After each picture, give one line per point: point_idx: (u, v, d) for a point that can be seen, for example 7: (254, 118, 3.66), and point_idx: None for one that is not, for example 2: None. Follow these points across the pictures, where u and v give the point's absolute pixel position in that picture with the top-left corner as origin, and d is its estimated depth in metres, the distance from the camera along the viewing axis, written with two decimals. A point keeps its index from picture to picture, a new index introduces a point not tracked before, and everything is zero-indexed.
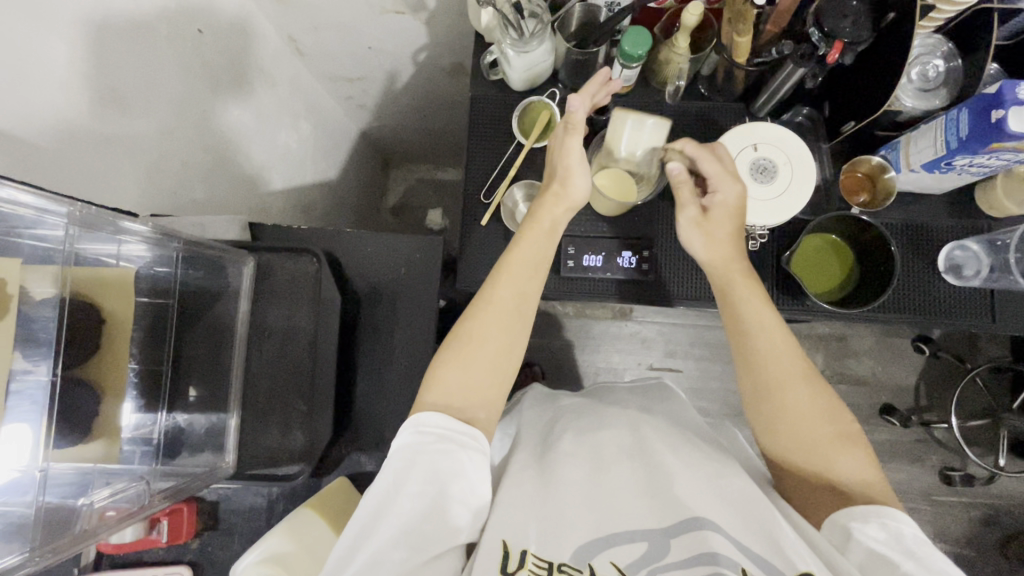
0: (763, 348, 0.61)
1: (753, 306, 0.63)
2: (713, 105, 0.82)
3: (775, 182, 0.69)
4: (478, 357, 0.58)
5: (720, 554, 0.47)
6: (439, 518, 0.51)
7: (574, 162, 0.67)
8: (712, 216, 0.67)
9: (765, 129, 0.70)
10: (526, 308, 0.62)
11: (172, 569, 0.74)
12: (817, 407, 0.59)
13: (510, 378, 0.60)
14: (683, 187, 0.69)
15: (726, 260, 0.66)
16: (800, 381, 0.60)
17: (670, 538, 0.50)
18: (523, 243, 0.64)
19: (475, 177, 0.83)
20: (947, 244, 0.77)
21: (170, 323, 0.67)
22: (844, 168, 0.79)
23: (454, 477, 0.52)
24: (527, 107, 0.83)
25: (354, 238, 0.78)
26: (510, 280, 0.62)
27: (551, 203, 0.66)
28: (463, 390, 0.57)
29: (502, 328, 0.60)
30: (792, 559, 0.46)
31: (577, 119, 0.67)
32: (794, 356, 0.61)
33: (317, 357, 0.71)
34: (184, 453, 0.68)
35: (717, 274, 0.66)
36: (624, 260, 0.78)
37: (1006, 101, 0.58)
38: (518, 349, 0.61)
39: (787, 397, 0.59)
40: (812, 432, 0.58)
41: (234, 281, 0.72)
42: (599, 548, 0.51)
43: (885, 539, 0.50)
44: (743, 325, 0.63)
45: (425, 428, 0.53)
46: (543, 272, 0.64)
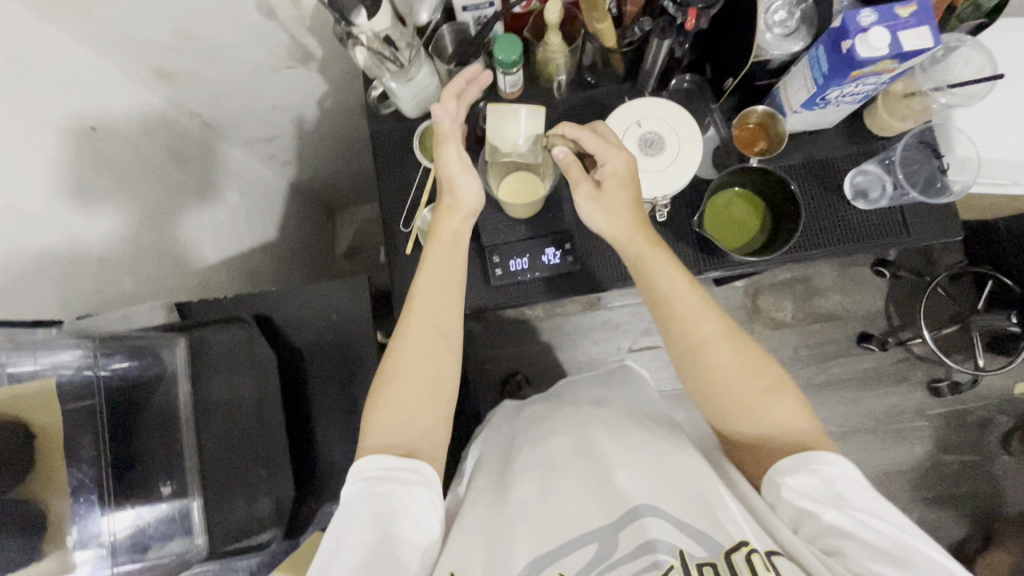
0: (681, 310, 0.62)
1: (664, 272, 0.64)
2: (602, 90, 0.84)
3: (665, 152, 0.71)
4: (410, 385, 0.59)
5: (658, 541, 0.49)
6: (387, 559, 0.50)
7: (455, 170, 0.67)
8: (606, 187, 0.67)
9: (649, 104, 0.72)
10: (445, 326, 0.62)
11: None
12: (740, 362, 0.59)
13: (448, 398, 0.61)
14: (573, 168, 0.69)
15: (628, 232, 0.66)
16: (720, 341, 0.60)
17: (617, 532, 0.51)
18: (430, 263, 0.65)
19: (392, 209, 0.84)
20: (848, 170, 0.80)
21: (104, 423, 0.66)
22: (736, 122, 0.81)
23: (397, 516, 0.52)
24: (423, 134, 0.84)
25: (283, 295, 0.78)
26: (421, 304, 0.62)
27: (447, 215, 0.68)
28: (401, 422, 0.57)
29: (429, 352, 0.60)
30: (729, 531, 0.48)
31: (445, 129, 0.67)
32: (710, 314, 0.61)
33: (265, 420, 0.71)
34: (153, 545, 0.68)
35: (626, 246, 0.67)
36: (548, 257, 0.79)
37: (851, 32, 0.61)
38: (451, 366, 0.61)
39: (712, 358, 0.59)
40: (740, 389, 0.58)
41: (169, 365, 0.72)
42: (550, 559, 0.51)
43: (814, 489, 0.52)
44: (658, 292, 0.64)
45: (364, 475, 0.54)
46: (456, 288, 0.65)
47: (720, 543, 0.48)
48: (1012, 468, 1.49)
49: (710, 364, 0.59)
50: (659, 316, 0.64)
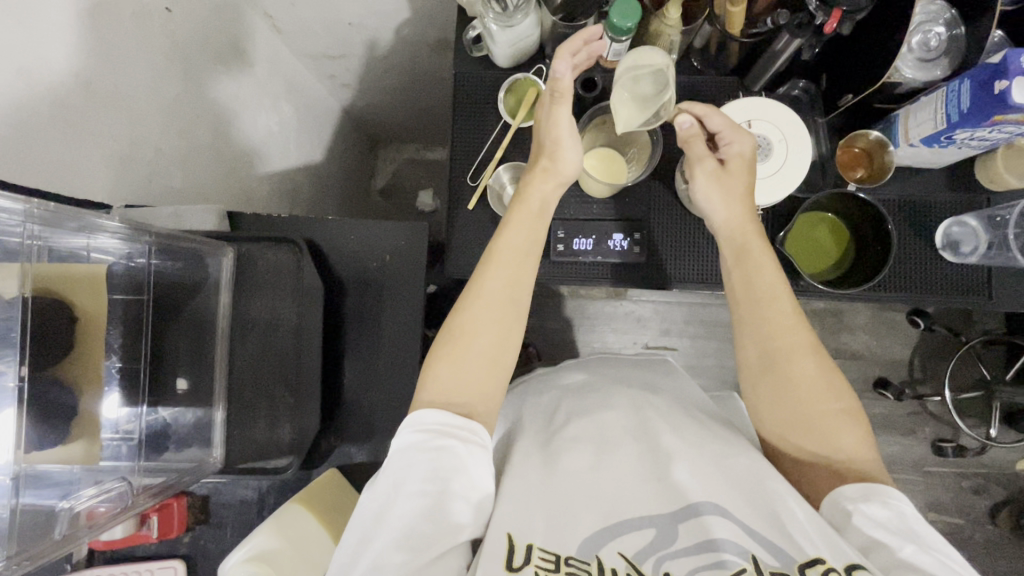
0: (774, 315, 0.60)
1: (763, 272, 0.62)
2: (707, 79, 0.79)
3: (772, 159, 0.67)
4: (473, 351, 0.59)
5: (722, 539, 0.50)
6: (447, 512, 0.51)
7: (562, 134, 0.68)
8: (730, 167, 0.65)
9: (759, 104, 0.68)
10: (518, 294, 0.62)
11: (164, 564, 0.70)
12: (820, 376, 0.58)
13: (508, 365, 0.61)
14: (695, 142, 0.67)
15: (740, 222, 0.64)
16: (807, 352, 0.59)
17: (678, 523, 0.52)
18: (512, 228, 0.65)
19: (462, 160, 0.80)
20: (944, 219, 0.75)
21: (147, 319, 0.66)
22: (841, 143, 0.77)
23: (455, 473, 0.53)
24: (514, 85, 0.79)
25: (336, 225, 0.75)
26: (501, 268, 0.62)
27: (539, 179, 0.67)
28: (459, 385, 0.58)
29: (497, 319, 0.61)
30: (803, 545, 0.48)
31: (562, 86, 0.67)
32: (799, 321, 0.60)
33: (301, 347, 0.70)
34: (170, 448, 0.68)
35: (731, 234, 0.65)
36: (615, 243, 0.76)
37: (1010, 72, 0.56)
38: (513, 335, 0.61)
39: (796, 368, 0.58)
40: (807, 406, 0.57)
41: (214, 275, 0.69)
42: (607, 538, 0.52)
43: (888, 519, 0.50)
44: (752, 291, 0.62)
45: (423, 427, 0.55)
46: (536, 256, 0.65)
47: (793, 556, 0.48)
48: (994, 540, 1.49)
49: (787, 378, 0.58)
50: (747, 313, 0.62)
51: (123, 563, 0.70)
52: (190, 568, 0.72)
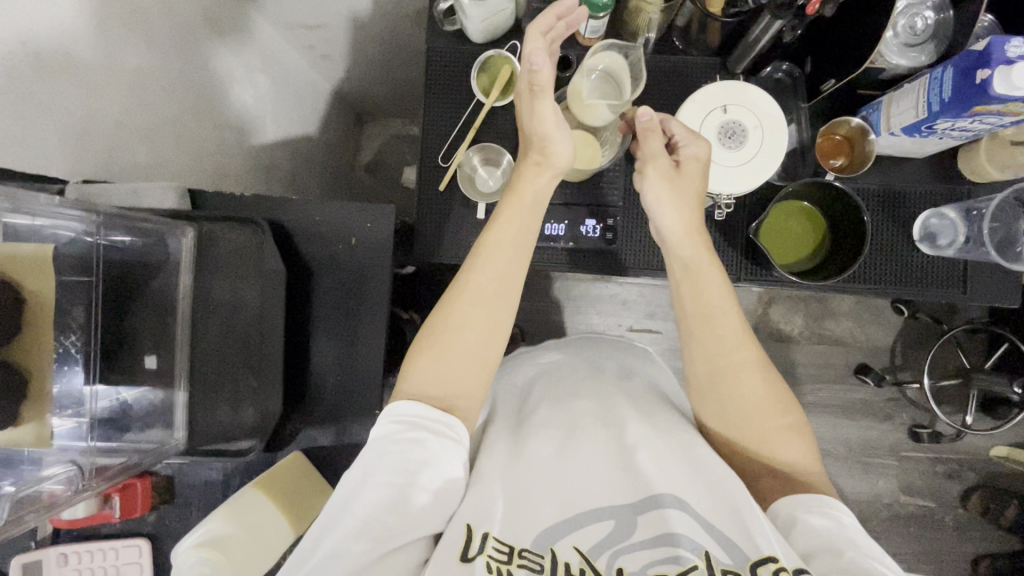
0: (723, 333, 0.59)
1: (712, 286, 0.61)
2: (687, 59, 0.76)
3: (744, 148, 0.65)
4: (457, 346, 0.59)
5: (680, 535, 0.50)
6: (416, 503, 0.51)
7: (550, 127, 0.64)
8: (683, 169, 0.64)
9: (735, 88, 0.65)
10: (506, 291, 0.62)
11: (129, 543, 0.70)
12: (766, 395, 0.57)
13: (492, 362, 0.61)
14: (651, 137, 0.65)
15: (683, 238, 0.63)
16: (754, 372, 0.58)
17: (636, 516, 0.52)
18: (501, 225, 0.64)
19: (433, 139, 0.78)
20: (922, 211, 0.74)
21: (97, 300, 0.64)
22: (823, 129, 0.74)
23: (424, 466, 0.52)
24: (488, 62, 0.77)
25: (301, 205, 0.73)
26: (490, 264, 0.62)
27: (533, 172, 0.66)
28: (443, 380, 0.58)
29: (482, 315, 0.60)
30: (758, 543, 0.48)
31: (542, 79, 0.62)
32: (745, 330, 0.60)
33: (264, 332, 0.68)
34: (133, 428, 0.68)
35: (683, 247, 0.63)
36: (588, 229, 0.74)
37: (993, 61, 0.54)
38: (502, 330, 0.61)
39: (743, 386, 0.58)
40: (753, 421, 0.57)
41: (175, 254, 0.68)
42: (563, 531, 0.52)
43: (828, 529, 0.50)
44: (702, 307, 0.61)
45: (402, 419, 0.55)
46: (524, 250, 0.63)
47: (746, 554, 0.48)
48: (964, 524, 1.52)
49: (736, 385, 0.58)
50: (697, 332, 0.60)
51: (90, 541, 0.70)
52: (156, 547, 0.72)
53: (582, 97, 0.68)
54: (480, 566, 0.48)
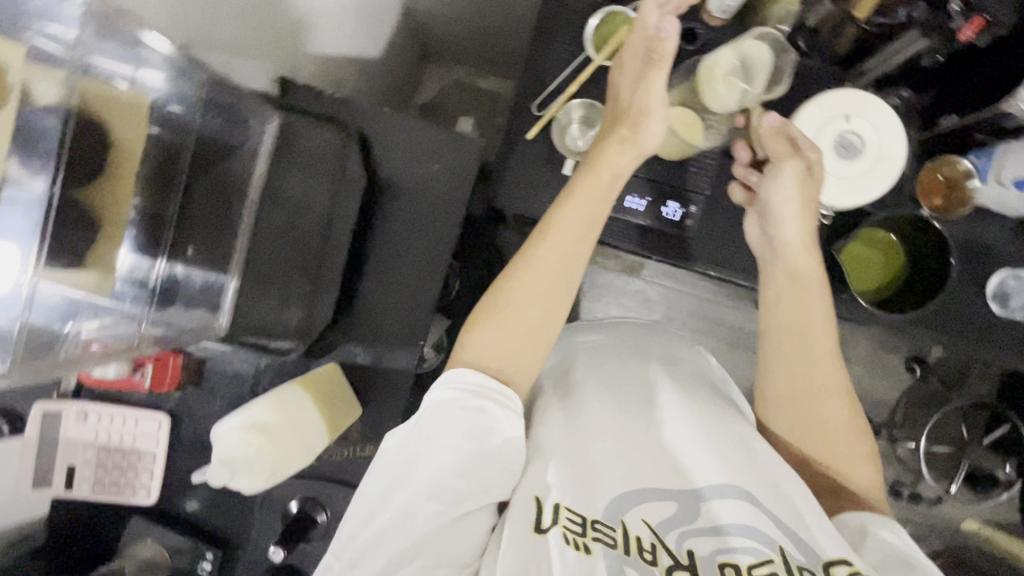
0: (817, 353, 0.61)
1: (813, 309, 0.62)
2: (809, 62, 0.73)
3: (865, 155, 0.63)
4: (518, 319, 0.58)
5: (733, 525, 0.49)
6: (484, 468, 0.52)
7: (653, 104, 0.64)
8: (813, 172, 0.62)
9: (861, 98, 0.63)
10: (570, 271, 0.61)
11: (149, 415, 0.70)
12: (846, 423, 0.59)
13: (550, 341, 0.60)
14: (775, 140, 0.64)
15: (795, 252, 0.63)
16: (840, 397, 0.60)
17: (699, 501, 0.51)
18: (579, 198, 0.62)
19: (532, 85, 0.75)
20: (999, 270, 0.72)
21: (179, 169, 0.58)
22: (927, 165, 0.72)
23: (490, 432, 0.53)
24: (605, 18, 0.73)
25: (387, 118, 0.72)
26: (557, 240, 0.60)
27: (615, 151, 0.64)
28: (498, 349, 0.58)
29: (547, 291, 0.59)
30: (826, 547, 0.48)
31: (664, 50, 0.62)
32: (821, 350, 0.60)
33: (330, 236, 0.69)
34: (178, 305, 0.64)
35: (788, 259, 0.64)
36: (668, 211, 0.72)
37: None
38: (558, 319, 0.60)
39: (829, 411, 0.59)
40: (830, 442, 0.59)
41: (251, 138, 0.65)
42: (631, 503, 0.52)
43: (900, 544, 0.50)
44: (801, 325, 0.62)
45: (461, 384, 0.55)
46: (596, 231, 0.62)
47: (819, 553, 0.47)
48: None
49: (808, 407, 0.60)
50: (790, 348, 0.62)
51: (109, 405, 0.70)
52: (174, 426, 0.72)
53: (717, 70, 0.65)
54: (554, 537, 0.50)
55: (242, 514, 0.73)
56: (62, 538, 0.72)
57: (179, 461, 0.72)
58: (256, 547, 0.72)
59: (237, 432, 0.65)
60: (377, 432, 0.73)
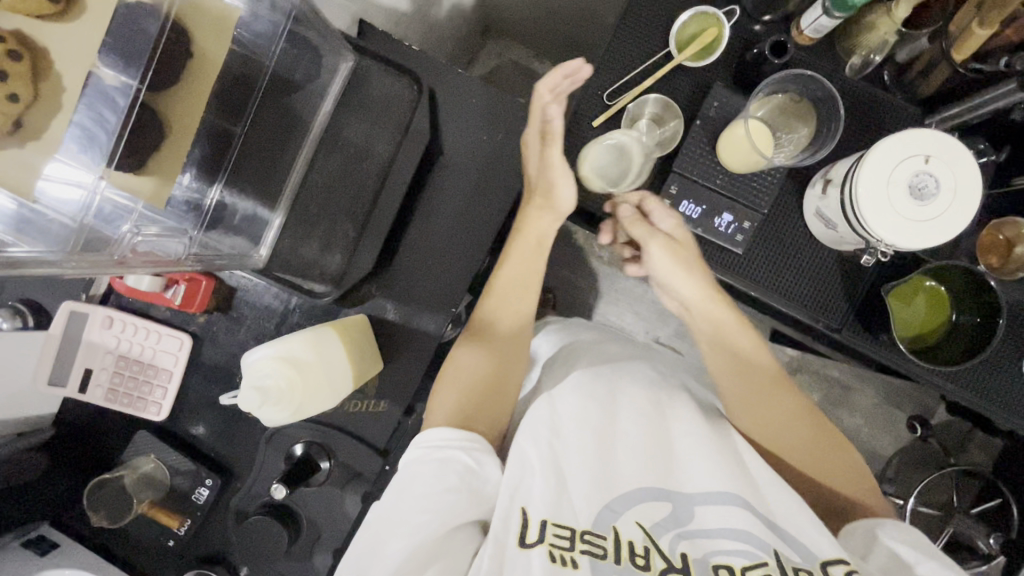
0: (778, 405, 0.61)
1: (769, 376, 0.63)
2: (891, 98, 0.71)
3: (931, 204, 0.59)
4: (475, 375, 0.63)
5: (734, 530, 0.49)
6: (463, 510, 0.52)
7: (559, 175, 0.69)
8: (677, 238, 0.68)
9: (942, 141, 0.60)
10: (519, 335, 0.67)
11: (173, 333, 0.70)
12: (835, 456, 0.60)
13: (509, 398, 0.63)
14: (637, 226, 0.69)
15: (746, 343, 0.64)
16: (825, 435, 0.61)
17: (694, 504, 0.51)
18: (511, 261, 0.69)
19: (607, 72, 0.74)
20: None
21: (253, 95, 0.59)
22: (990, 224, 0.71)
23: (462, 474, 0.54)
24: (694, 17, 0.72)
25: (460, 80, 0.72)
26: (501, 302, 0.68)
27: (537, 216, 0.70)
28: (459, 407, 0.61)
29: (507, 353, 0.65)
30: (820, 546, 0.49)
31: (554, 130, 0.69)
32: (784, 390, 0.61)
33: (383, 187, 0.69)
34: (220, 230, 0.62)
35: (744, 336, 0.64)
36: (721, 223, 0.71)
37: None
38: (513, 372, 0.65)
39: (806, 450, 0.61)
40: (830, 473, 0.60)
41: (327, 74, 0.64)
42: (624, 507, 0.52)
43: (903, 542, 0.52)
44: (762, 388, 0.62)
45: (426, 443, 0.56)
46: (532, 292, 0.69)
47: (814, 553, 0.49)
48: None
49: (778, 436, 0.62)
50: (758, 396, 0.62)
51: (132, 318, 0.69)
52: (194, 349, 0.72)
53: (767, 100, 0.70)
54: (541, 553, 0.48)
55: (246, 447, 0.73)
56: (66, 440, 0.72)
57: (193, 386, 0.72)
58: (252, 485, 0.71)
59: (269, 360, 0.64)
60: (392, 392, 0.73)
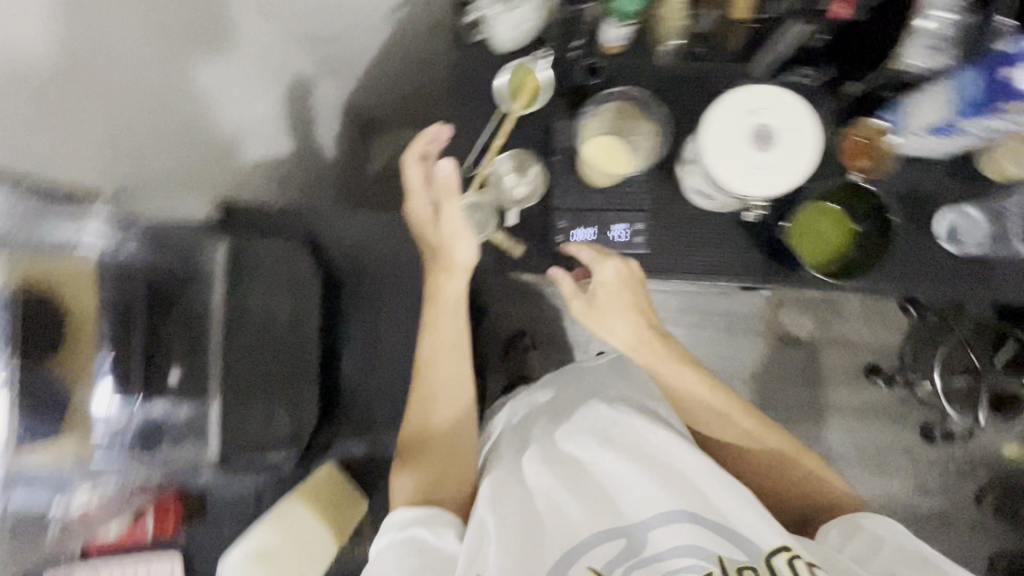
0: (699, 403, 0.68)
1: (688, 370, 0.67)
2: (710, 65, 0.77)
3: (774, 147, 0.64)
4: (433, 450, 0.69)
5: (670, 549, 0.54)
6: None
7: (457, 232, 0.72)
8: (600, 298, 0.68)
9: (768, 92, 0.64)
10: (458, 390, 0.71)
11: (160, 559, 0.69)
12: (778, 439, 0.69)
13: (467, 454, 0.71)
14: (566, 283, 0.68)
15: (654, 335, 0.68)
16: (756, 423, 0.69)
17: (645, 530, 0.55)
18: (429, 334, 0.70)
19: (460, 148, 0.79)
20: (941, 210, 0.75)
21: (138, 313, 0.61)
22: (844, 132, 0.75)
23: (432, 552, 0.60)
24: (513, 71, 0.77)
25: (335, 214, 0.76)
26: (439, 372, 0.70)
27: (443, 279, 0.71)
28: (427, 474, 0.68)
29: (453, 414, 0.71)
30: (768, 537, 0.53)
31: (450, 180, 0.73)
32: (704, 378, 0.67)
33: (302, 336, 0.69)
34: (167, 444, 0.63)
35: (646, 344, 0.67)
36: (615, 234, 0.75)
37: (1016, 59, 0.56)
38: (466, 434, 0.72)
39: (749, 445, 0.70)
40: (772, 457, 0.70)
41: (208, 263, 0.64)
42: (577, 554, 0.55)
43: (884, 536, 0.61)
44: (679, 389, 0.68)
45: (392, 526, 0.62)
46: (462, 349, 0.72)
47: (759, 547, 0.54)
48: (980, 526, 1.45)
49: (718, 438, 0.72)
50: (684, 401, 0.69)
51: (127, 552, 0.69)
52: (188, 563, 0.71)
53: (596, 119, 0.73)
54: None
55: None
56: None
57: None
58: None
59: (240, 563, 0.65)
60: None
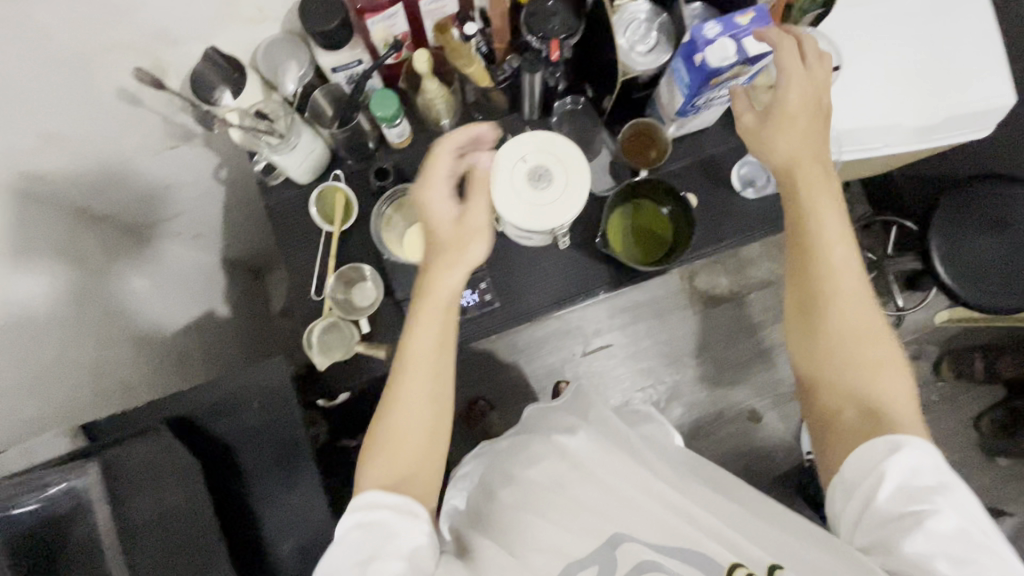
0: (847, 283, 0.63)
1: (836, 244, 0.64)
2: (490, 124, 0.85)
3: (555, 182, 0.71)
4: (409, 441, 0.62)
5: (645, 561, 0.55)
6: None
7: (481, 223, 0.65)
8: (784, 109, 0.65)
9: (534, 137, 0.72)
10: (440, 398, 0.64)
11: None
12: (867, 383, 0.61)
13: (442, 452, 0.64)
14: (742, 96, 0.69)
15: (809, 163, 0.66)
16: (890, 362, 0.61)
17: (609, 552, 0.57)
18: (420, 332, 0.64)
19: (302, 278, 0.82)
20: (734, 165, 0.85)
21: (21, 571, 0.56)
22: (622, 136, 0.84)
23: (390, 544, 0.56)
24: (321, 196, 0.82)
25: (198, 392, 0.73)
26: (413, 377, 0.63)
27: (444, 265, 0.64)
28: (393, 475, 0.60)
29: (422, 420, 0.63)
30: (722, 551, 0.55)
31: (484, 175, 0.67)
32: (847, 242, 0.65)
33: (200, 528, 0.65)
34: None
35: (793, 174, 0.66)
36: (465, 300, 0.80)
37: (700, 44, 0.66)
38: (446, 423, 0.65)
39: (884, 378, 0.60)
40: (866, 393, 0.60)
41: (86, 496, 0.61)
42: None
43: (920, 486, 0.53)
44: (831, 251, 0.64)
45: (357, 508, 0.58)
46: (450, 349, 0.65)
47: (719, 562, 0.54)
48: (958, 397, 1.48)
49: (822, 336, 0.64)
50: (852, 301, 0.63)
51: None
52: None
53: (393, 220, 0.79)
54: None
55: None
56: None
57: None
58: None
59: None
60: None
